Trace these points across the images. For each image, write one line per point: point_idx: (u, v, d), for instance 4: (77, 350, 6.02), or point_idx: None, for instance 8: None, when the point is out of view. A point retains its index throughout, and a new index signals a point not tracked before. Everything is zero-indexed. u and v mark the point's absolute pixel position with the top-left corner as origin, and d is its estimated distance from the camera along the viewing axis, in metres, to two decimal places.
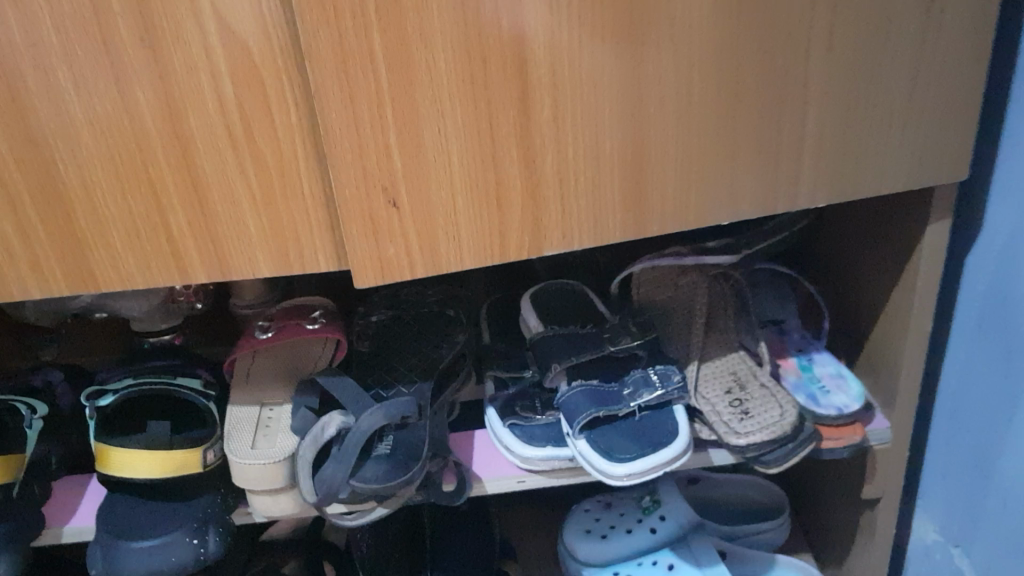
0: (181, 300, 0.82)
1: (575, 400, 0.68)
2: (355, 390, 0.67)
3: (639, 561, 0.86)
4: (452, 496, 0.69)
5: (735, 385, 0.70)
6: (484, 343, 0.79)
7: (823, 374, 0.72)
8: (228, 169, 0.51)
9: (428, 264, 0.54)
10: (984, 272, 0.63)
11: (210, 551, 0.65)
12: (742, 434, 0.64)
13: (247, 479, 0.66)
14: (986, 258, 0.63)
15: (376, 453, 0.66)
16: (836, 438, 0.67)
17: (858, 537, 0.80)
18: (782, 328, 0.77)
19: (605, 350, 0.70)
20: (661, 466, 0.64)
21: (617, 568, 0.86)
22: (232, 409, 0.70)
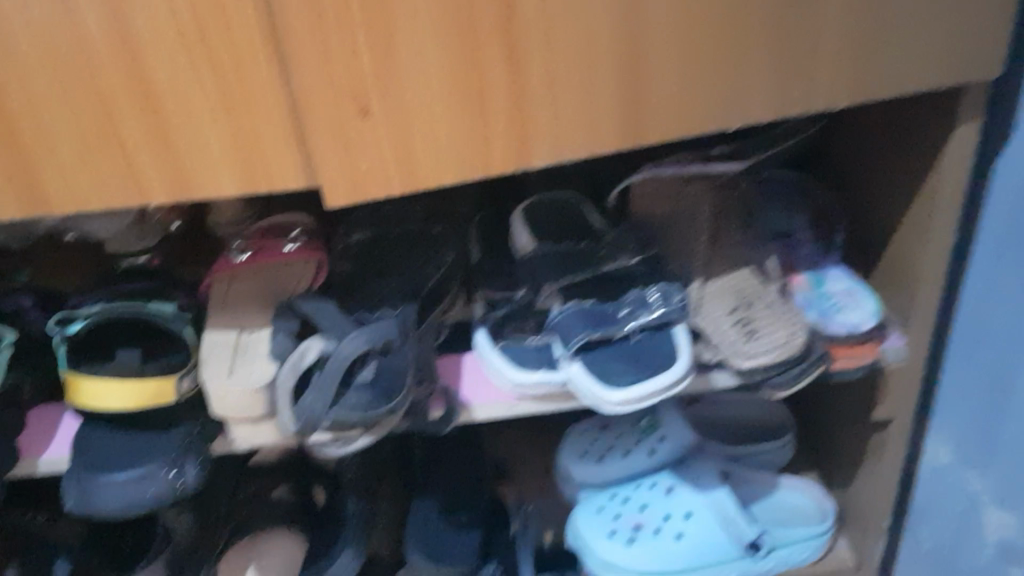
0: (155, 219, 0.78)
1: (567, 321, 0.65)
2: (335, 314, 0.64)
3: (637, 483, 0.85)
4: (439, 424, 0.67)
5: (741, 304, 0.65)
6: (474, 261, 0.75)
7: (834, 290, 0.68)
8: (183, 76, 0.45)
9: (408, 179, 0.50)
10: (1013, 180, 0.58)
11: (189, 482, 0.62)
12: (749, 356, 0.62)
13: (225, 408, 0.63)
14: (1013, 164, 0.58)
15: (359, 380, 0.63)
16: (851, 358, 0.64)
17: (867, 458, 0.77)
18: (790, 241, 0.72)
19: (597, 270, 0.67)
20: (660, 392, 0.61)
21: (615, 490, 0.85)
22: (208, 334, 0.67)
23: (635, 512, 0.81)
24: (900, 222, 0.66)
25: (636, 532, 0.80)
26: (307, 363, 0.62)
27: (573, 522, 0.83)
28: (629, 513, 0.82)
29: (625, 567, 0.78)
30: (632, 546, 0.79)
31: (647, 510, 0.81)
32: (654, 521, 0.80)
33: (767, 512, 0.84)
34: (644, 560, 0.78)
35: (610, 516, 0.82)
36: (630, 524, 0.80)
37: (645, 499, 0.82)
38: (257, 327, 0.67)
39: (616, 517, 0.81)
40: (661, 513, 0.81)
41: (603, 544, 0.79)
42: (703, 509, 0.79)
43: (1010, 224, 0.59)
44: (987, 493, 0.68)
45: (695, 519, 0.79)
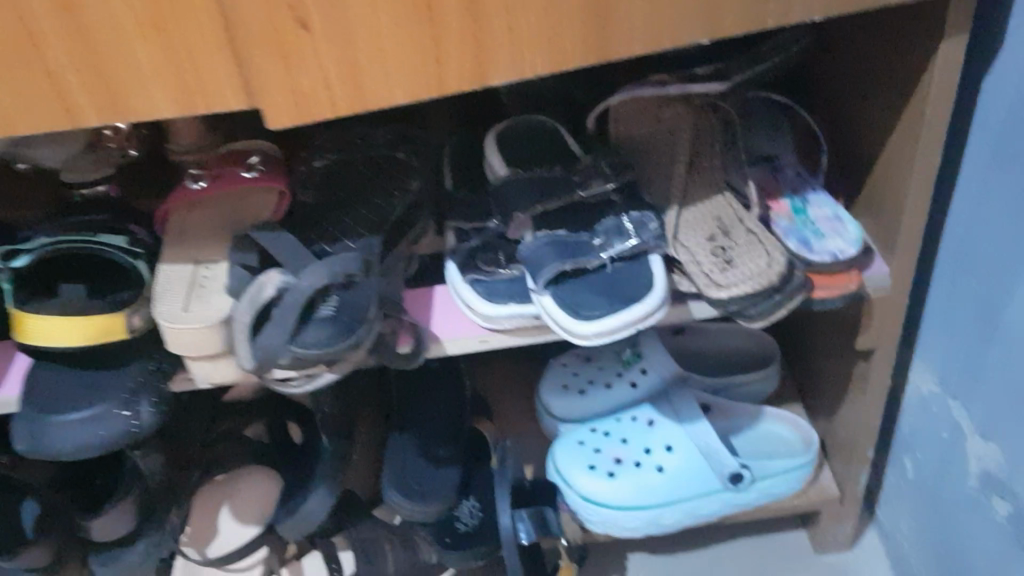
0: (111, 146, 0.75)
1: (539, 252, 0.62)
2: (294, 245, 0.61)
3: (619, 416, 0.82)
4: (408, 359, 0.63)
5: (719, 230, 0.62)
6: (445, 189, 0.72)
7: (819, 216, 0.64)
8: None
9: (352, 97, 0.46)
10: (1005, 95, 0.54)
11: (143, 425, 0.60)
12: (724, 286, 0.58)
13: (182, 345, 0.60)
14: (1005, 77, 0.54)
15: (320, 315, 0.60)
16: (829, 287, 0.61)
17: (850, 387, 0.75)
18: (775, 164, 0.68)
19: (572, 198, 0.63)
20: (632, 324, 0.59)
21: (595, 424, 0.83)
22: (163, 268, 0.64)
23: (616, 445, 0.80)
24: (886, 143, 0.62)
25: (616, 466, 0.78)
26: (267, 298, 0.59)
27: (553, 455, 0.81)
28: (609, 447, 0.80)
29: (605, 500, 0.76)
30: (613, 479, 0.77)
31: (628, 443, 0.79)
32: (635, 454, 0.78)
33: (752, 441, 0.81)
34: (624, 494, 0.76)
35: (590, 450, 0.80)
36: (610, 458, 0.79)
37: (625, 432, 0.80)
38: (216, 261, 0.64)
39: (596, 451, 0.79)
40: (642, 446, 0.79)
41: (582, 478, 0.77)
42: (684, 442, 0.77)
43: (1000, 142, 0.55)
44: (969, 424, 0.65)
45: (676, 452, 0.77)
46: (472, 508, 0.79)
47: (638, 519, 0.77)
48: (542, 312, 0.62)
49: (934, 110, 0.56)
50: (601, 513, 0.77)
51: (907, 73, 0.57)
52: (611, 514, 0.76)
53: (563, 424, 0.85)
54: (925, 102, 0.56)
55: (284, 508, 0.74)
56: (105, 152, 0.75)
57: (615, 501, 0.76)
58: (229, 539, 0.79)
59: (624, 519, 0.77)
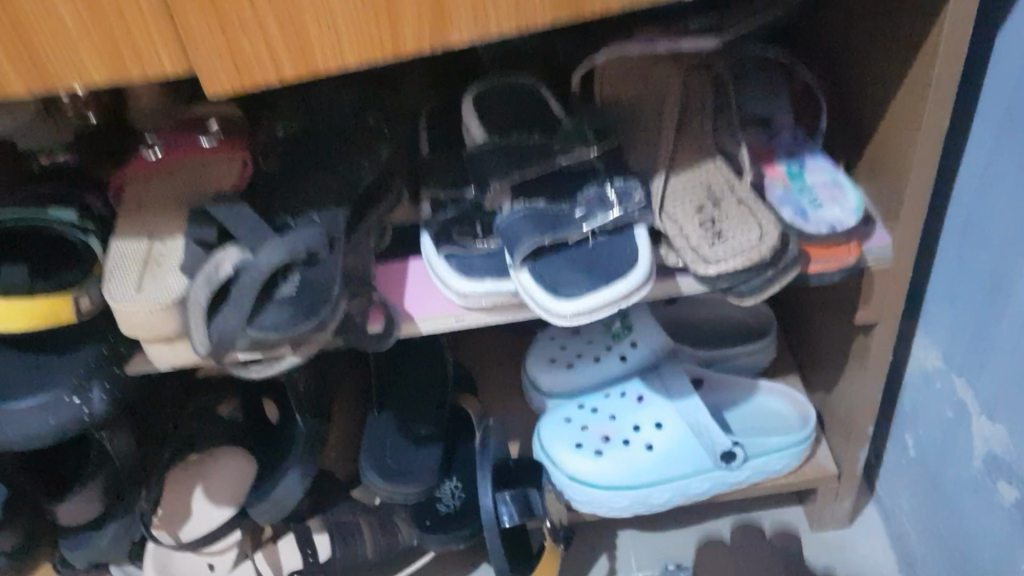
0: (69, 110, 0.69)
1: (517, 225, 0.58)
2: (251, 218, 0.57)
3: (608, 392, 0.79)
4: (380, 340, 0.60)
5: (709, 200, 0.57)
6: (420, 155, 0.67)
7: (815, 183, 0.60)
8: None
9: (299, 60, 0.43)
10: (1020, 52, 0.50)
11: (95, 411, 0.57)
12: (712, 262, 0.54)
13: (136, 328, 0.57)
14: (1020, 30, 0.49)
15: (280, 295, 0.56)
16: (826, 261, 0.57)
17: (849, 360, 0.71)
18: (770, 127, 0.64)
19: (552, 164, 0.59)
20: (614, 303, 0.55)
21: (583, 400, 0.79)
22: (116, 244, 0.60)
23: (604, 422, 0.76)
24: (890, 104, 0.57)
25: (603, 443, 0.74)
26: (224, 276, 0.56)
27: (539, 433, 0.77)
28: (597, 424, 0.76)
29: (591, 480, 0.73)
30: (600, 458, 0.73)
31: (616, 420, 0.76)
32: (623, 431, 0.75)
33: (748, 417, 0.77)
34: (611, 473, 0.73)
35: (577, 427, 0.76)
36: (597, 435, 0.75)
37: (614, 408, 0.77)
38: (171, 236, 0.60)
39: (583, 428, 0.76)
40: (630, 422, 0.75)
41: (568, 457, 0.74)
42: (674, 418, 0.74)
43: (1015, 103, 0.51)
44: (974, 402, 0.61)
45: (665, 429, 0.73)
46: (453, 488, 0.76)
47: (625, 498, 0.73)
48: (520, 289, 0.58)
49: (942, 70, 0.51)
50: (587, 493, 0.73)
51: (912, 28, 0.52)
52: (597, 493, 0.73)
53: (551, 399, 0.81)
54: (931, 60, 0.51)
55: (255, 492, 0.71)
56: (63, 118, 0.69)
57: (601, 480, 0.73)
58: (202, 522, 0.75)
59: (611, 498, 0.73)
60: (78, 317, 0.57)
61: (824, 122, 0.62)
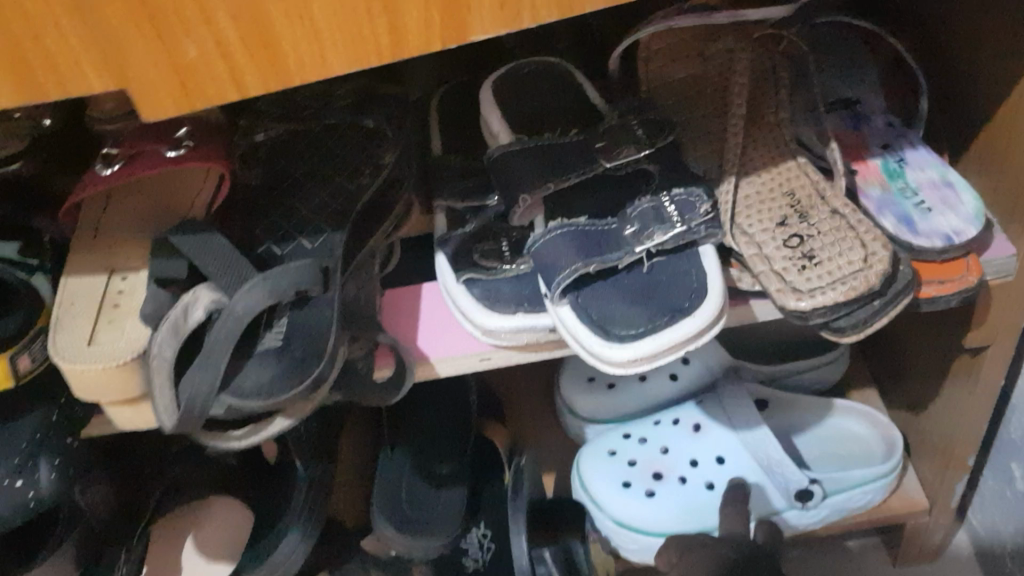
0: (20, 116, 0.56)
1: (554, 247, 0.46)
2: (226, 252, 0.47)
3: (656, 420, 0.69)
4: (387, 391, 0.49)
5: (793, 212, 0.46)
6: (431, 156, 0.57)
7: (920, 182, 0.49)
8: None
9: (270, 71, 0.32)
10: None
11: (42, 494, 0.48)
12: (805, 294, 0.43)
13: (90, 390, 0.46)
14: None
15: (263, 347, 0.45)
16: (943, 282, 0.45)
17: (948, 381, 0.60)
18: (857, 112, 0.52)
19: (596, 171, 0.48)
20: (680, 345, 0.44)
21: (628, 428, 0.69)
22: (68, 283, 0.49)
23: (654, 456, 0.66)
24: (1013, 85, 0.46)
25: (656, 482, 0.64)
26: (194, 324, 0.46)
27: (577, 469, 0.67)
28: (646, 459, 0.66)
29: (644, 525, 0.62)
30: (653, 499, 0.63)
31: (669, 453, 0.66)
32: (678, 467, 0.65)
33: (818, 445, 0.67)
34: (666, 516, 0.62)
35: (623, 462, 0.66)
36: (648, 472, 0.65)
37: (665, 440, 0.67)
38: (135, 269, 0.50)
39: (630, 463, 0.65)
40: (686, 457, 0.65)
41: (615, 498, 0.63)
42: (737, 454, 0.64)
43: None
44: None
45: (728, 466, 0.63)
46: (481, 537, 0.66)
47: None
48: (558, 324, 0.47)
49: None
50: (637, 539, 0.63)
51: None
52: (650, 540, 0.62)
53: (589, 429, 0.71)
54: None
55: (253, 554, 0.61)
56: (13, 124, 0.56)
57: (656, 525, 0.62)
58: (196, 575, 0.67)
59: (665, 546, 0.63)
60: (17, 382, 0.47)
61: (924, 104, 0.51)
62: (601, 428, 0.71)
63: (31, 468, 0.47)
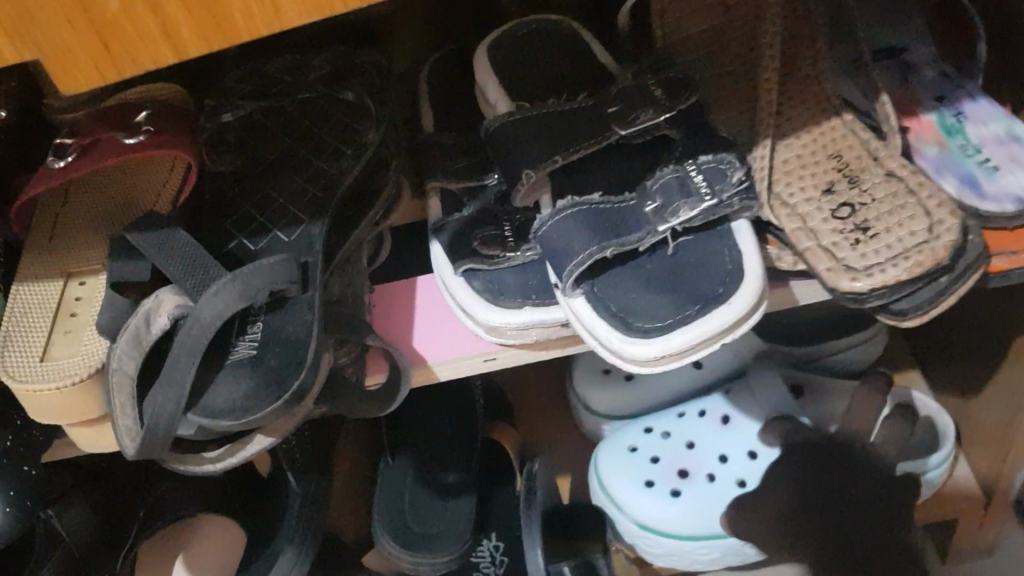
0: None
1: (567, 231, 0.39)
2: (191, 249, 0.41)
3: (681, 412, 0.62)
4: (381, 400, 0.44)
5: (840, 177, 0.40)
6: (424, 132, 0.51)
7: (982, 138, 0.42)
8: None
9: (212, 25, 0.26)
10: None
11: None
12: (862, 274, 0.37)
13: (44, 413, 0.41)
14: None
15: (235, 356, 0.40)
16: (1016, 253, 0.38)
17: (1009, 361, 0.54)
18: (903, 61, 0.46)
19: (612, 139, 0.42)
20: (715, 338, 0.38)
21: (650, 421, 0.63)
22: (19, 292, 0.44)
23: (679, 451, 0.60)
24: None
25: (682, 481, 0.58)
26: (158, 333, 0.40)
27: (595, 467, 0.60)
28: (671, 455, 0.59)
29: (672, 530, 0.56)
30: (679, 499, 0.57)
31: (695, 449, 0.59)
32: (706, 465, 0.58)
33: None
34: (696, 521, 0.56)
35: (646, 459, 0.59)
36: (673, 470, 0.58)
37: (691, 433, 0.60)
38: (95, 272, 0.45)
39: (654, 460, 0.59)
40: (715, 453, 0.59)
41: (638, 498, 0.57)
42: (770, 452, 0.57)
43: None
44: None
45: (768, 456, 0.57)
46: (494, 550, 0.61)
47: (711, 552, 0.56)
48: (572, 318, 0.41)
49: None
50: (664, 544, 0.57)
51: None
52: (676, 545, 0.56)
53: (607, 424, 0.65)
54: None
55: None
56: None
57: (685, 529, 0.56)
58: None
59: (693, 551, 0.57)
60: None
61: (982, 51, 0.45)
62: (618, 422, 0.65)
63: None
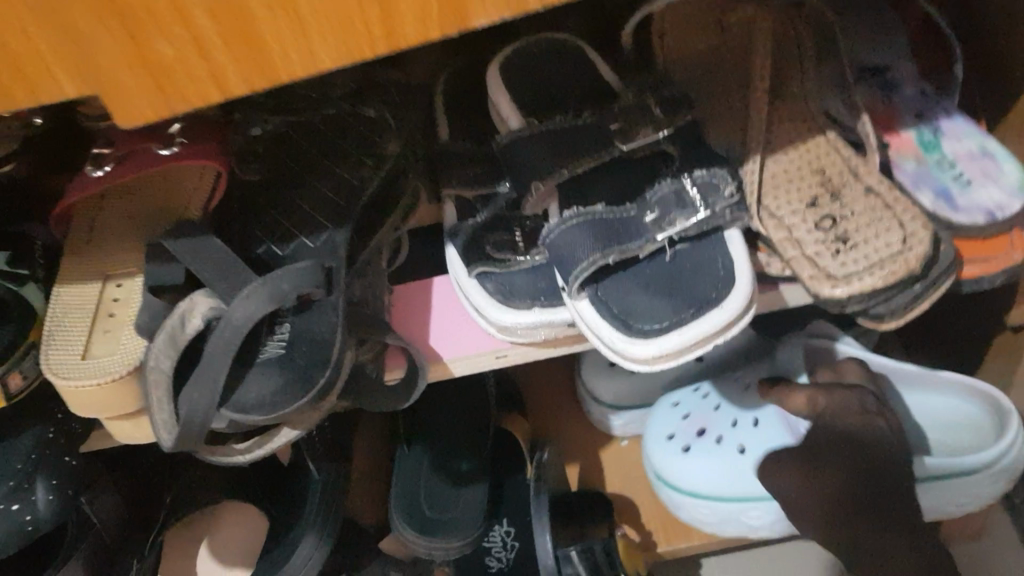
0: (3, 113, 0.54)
1: (572, 239, 0.43)
2: (223, 257, 0.44)
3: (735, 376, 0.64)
4: (399, 395, 0.47)
5: (824, 192, 0.43)
6: (438, 142, 0.54)
7: (958, 153, 0.46)
8: None
9: (256, 71, 0.29)
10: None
11: (40, 516, 0.44)
12: (840, 281, 0.40)
13: (87, 407, 0.44)
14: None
15: (265, 355, 0.43)
16: (984, 261, 0.42)
17: (990, 359, 0.58)
18: (887, 80, 0.49)
19: (615, 153, 0.45)
20: (708, 339, 0.41)
21: (700, 383, 0.66)
22: (60, 293, 0.47)
23: (705, 413, 0.62)
24: None
25: (696, 438, 0.61)
26: (192, 332, 0.43)
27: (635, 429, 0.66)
28: (700, 415, 0.62)
29: (674, 481, 0.60)
30: (686, 455, 0.60)
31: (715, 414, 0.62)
32: (721, 424, 0.61)
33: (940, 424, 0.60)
34: (694, 478, 0.59)
35: (680, 415, 0.63)
36: (694, 428, 0.61)
37: (725, 395, 0.63)
38: (130, 275, 0.49)
39: (684, 417, 0.63)
40: (733, 416, 0.61)
41: (654, 449, 0.62)
42: (772, 427, 0.58)
43: None
44: None
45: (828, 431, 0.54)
46: (505, 535, 0.66)
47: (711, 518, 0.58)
48: (578, 320, 0.44)
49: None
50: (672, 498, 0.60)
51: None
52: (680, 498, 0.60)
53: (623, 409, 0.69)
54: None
55: (271, 561, 0.60)
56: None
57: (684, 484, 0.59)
58: None
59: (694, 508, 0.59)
60: (11, 401, 0.44)
61: (960, 71, 0.48)
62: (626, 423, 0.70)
63: (27, 490, 0.44)
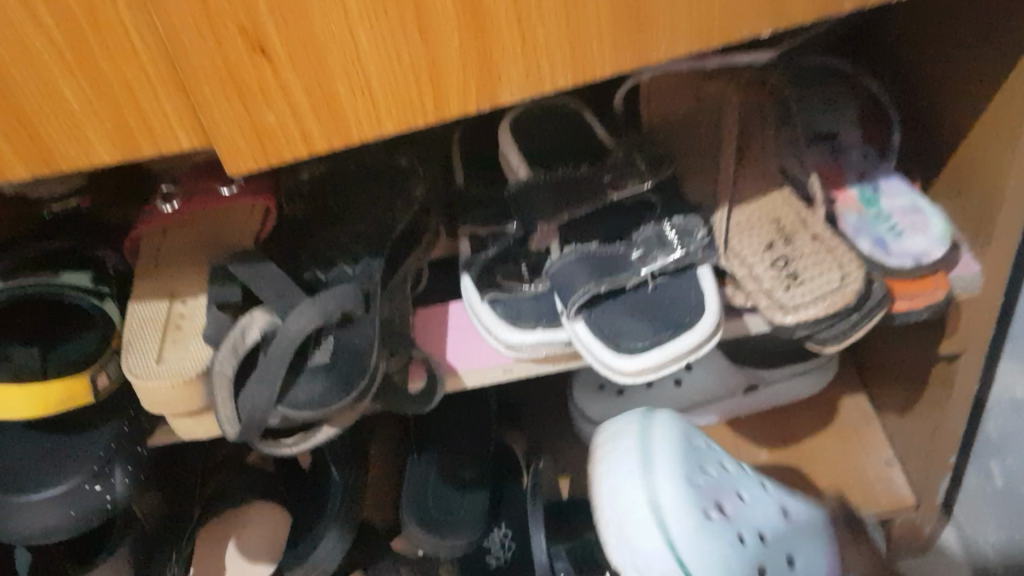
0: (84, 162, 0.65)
1: (570, 271, 0.51)
2: (280, 280, 0.53)
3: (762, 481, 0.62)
4: (420, 403, 0.55)
5: (779, 236, 0.52)
6: (456, 187, 0.63)
7: (892, 208, 0.55)
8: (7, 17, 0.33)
9: (334, 133, 0.38)
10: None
11: (118, 497, 0.52)
12: (791, 309, 0.49)
13: (159, 404, 0.52)
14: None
15: (312, 364, 0.51)
16: (912, 298, 0.51)
17: (928, 386, 0.67)
18: (837, 145, 0.59)
19: (604, 201, 0.54)
20: (682, 356, 0.50)
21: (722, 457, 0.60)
22: (134, 309, 0.55)
23: (729, 496, 0.57)
24: (979, 112, 0.52)
25: (719, 514, 0.54)
26: (251, 343, 0.51)
27: (655, 428, 0.56)
28: (723, 491, 0.57)
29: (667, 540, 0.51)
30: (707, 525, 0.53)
31: (733, 500, 0.57)
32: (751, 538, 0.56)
33: None
34: (705, 563, 0.51)
35: (696, 459, 0.56)
36: (713, 494, 0.55)
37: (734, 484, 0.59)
38: (193, 295, 0.56)
39: (701, 471, 0.56)
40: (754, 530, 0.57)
41: (670, 484, 0.53)
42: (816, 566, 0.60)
43: None
44: None
45: None
46: (503, 538, 0.72)
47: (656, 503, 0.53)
48: (574, 339, 0.52)
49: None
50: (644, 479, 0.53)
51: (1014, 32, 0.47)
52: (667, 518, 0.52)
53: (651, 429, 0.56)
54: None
55: (298, 551, 0.67)
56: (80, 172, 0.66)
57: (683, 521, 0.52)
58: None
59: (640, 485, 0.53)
60: (96, 398, 0.51)
61: (896, 139, 0.58)
62: (614, 434, 0.56)
63: (107, 474, 0.52)
